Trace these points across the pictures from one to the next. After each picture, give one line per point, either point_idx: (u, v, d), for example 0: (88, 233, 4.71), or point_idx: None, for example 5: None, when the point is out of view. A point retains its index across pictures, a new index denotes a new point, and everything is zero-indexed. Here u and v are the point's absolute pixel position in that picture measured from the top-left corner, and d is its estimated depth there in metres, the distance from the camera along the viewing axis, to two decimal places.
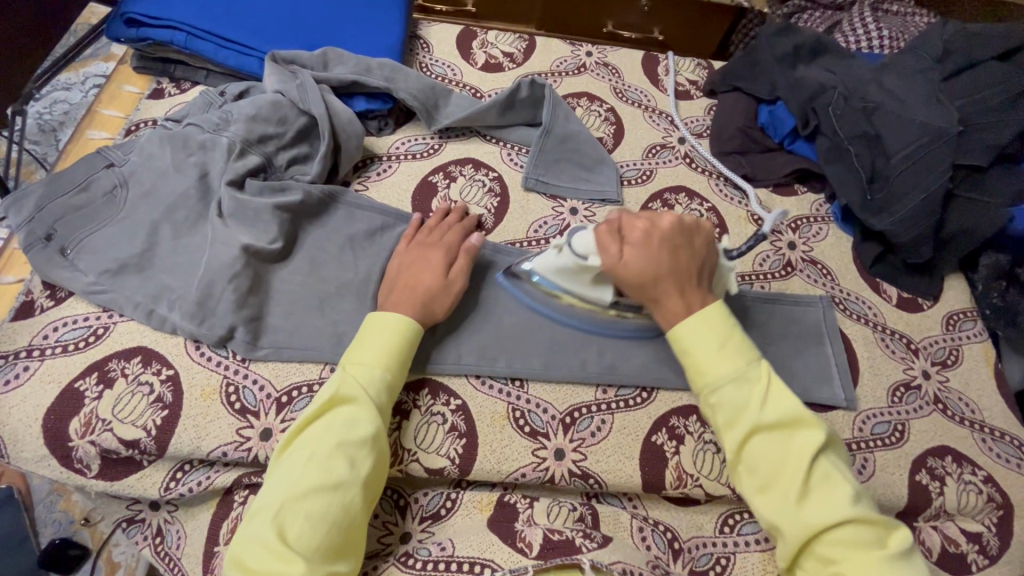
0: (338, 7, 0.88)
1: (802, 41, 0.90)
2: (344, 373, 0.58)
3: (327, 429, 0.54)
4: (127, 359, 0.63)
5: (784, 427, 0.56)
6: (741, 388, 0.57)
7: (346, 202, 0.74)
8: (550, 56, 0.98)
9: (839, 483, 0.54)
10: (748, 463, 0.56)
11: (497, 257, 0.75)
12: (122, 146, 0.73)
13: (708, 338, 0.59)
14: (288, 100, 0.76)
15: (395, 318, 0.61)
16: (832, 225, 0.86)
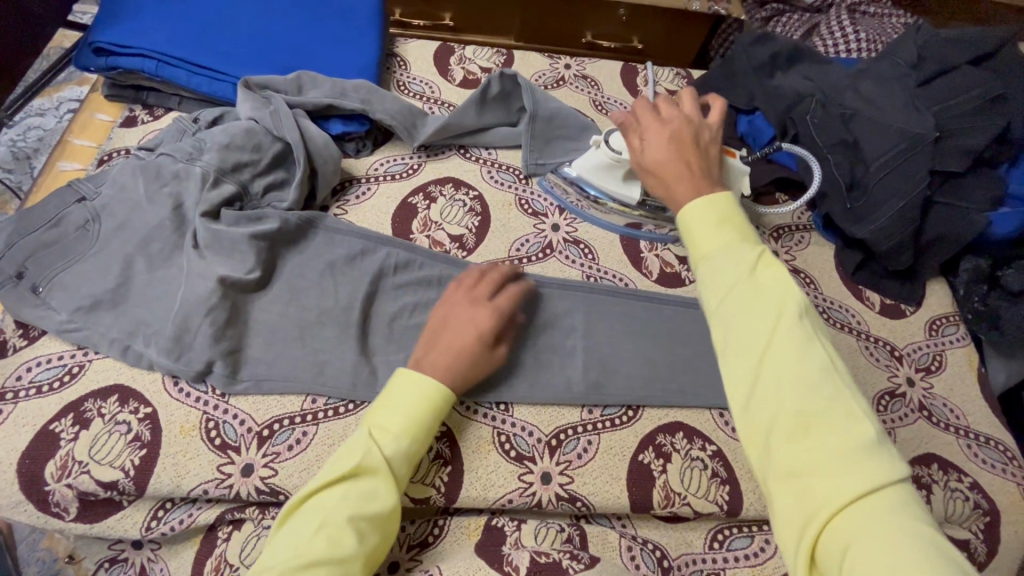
0: (312, 29, 0.87)
1: (779, 48, 0.90)
2: (370, 437, 0.56)
3: (344, 499, 0.52)
4: (103, 397, 0.62)
5: (764, 293, 0.48)
6: (733, 258, 0.50)
7: (324, 227, 0.74)
8: (529, 69, 0.98)
9: (814, 351, 0.45)
10: (727, 337, 0.48)
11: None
12: (94, 177, 0.72)
13: (709, 211, 0.54)
14: (262, 127, 0.75)
15: (431, 383, 0.59)
16: (813, 233, 0.86)
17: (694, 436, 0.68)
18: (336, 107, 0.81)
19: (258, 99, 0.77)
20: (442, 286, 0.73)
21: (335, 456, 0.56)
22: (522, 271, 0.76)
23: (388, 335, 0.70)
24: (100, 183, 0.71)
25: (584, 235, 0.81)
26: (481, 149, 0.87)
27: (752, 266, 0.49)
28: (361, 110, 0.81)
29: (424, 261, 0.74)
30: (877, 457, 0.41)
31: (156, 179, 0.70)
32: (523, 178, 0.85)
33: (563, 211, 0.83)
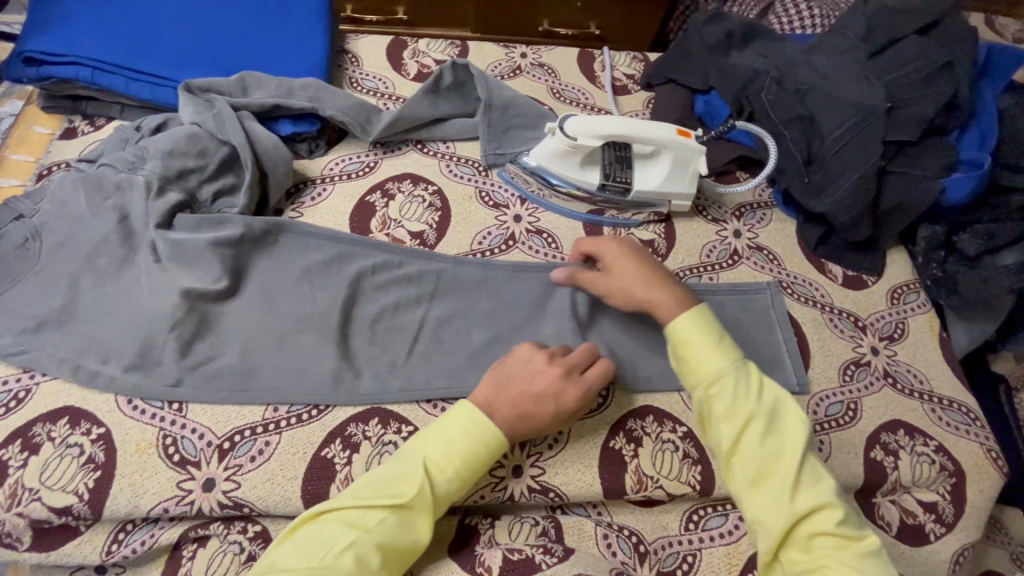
0: (257, 29, 0.85)
1: (732, 27, 0.90)
2: (426, 469, 0.56)
3: (382, 525, 0.52)
4: (53, 421, 0.60)
5: (776, 422, 0.58)
6: (740, 388, 0.59)
7: (293, 231, 0.71)
8: (484, 61, 0.96)
9: (822, 478, 0.56)
10: (742, 453, 0.57)
11: (459, 268, 0.73)
12: (30, 193, 0.69)
13: (705, 336, 0.62)
14: (206, 131, 0.72)
15: (492, 433, 0.58)
16: (775, 210, 0.86)
17: (664, 419, 0.68)
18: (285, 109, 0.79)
19: (203, 103, 0.75)
20: (422, 281, 0.72)
21: (386, 477, 0.56)
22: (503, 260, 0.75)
23: (372, 337, 0.68)
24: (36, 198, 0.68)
25: (547, 224, 0.80)
26: (438, 143, 0.85)
27: (757, 392, 0.58)
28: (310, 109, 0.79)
29: (404, 259, 0.73)
30: (875, 555, 0.52)
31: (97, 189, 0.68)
32: (483, 170, 0.83)
33: (524, 201, 0.82)
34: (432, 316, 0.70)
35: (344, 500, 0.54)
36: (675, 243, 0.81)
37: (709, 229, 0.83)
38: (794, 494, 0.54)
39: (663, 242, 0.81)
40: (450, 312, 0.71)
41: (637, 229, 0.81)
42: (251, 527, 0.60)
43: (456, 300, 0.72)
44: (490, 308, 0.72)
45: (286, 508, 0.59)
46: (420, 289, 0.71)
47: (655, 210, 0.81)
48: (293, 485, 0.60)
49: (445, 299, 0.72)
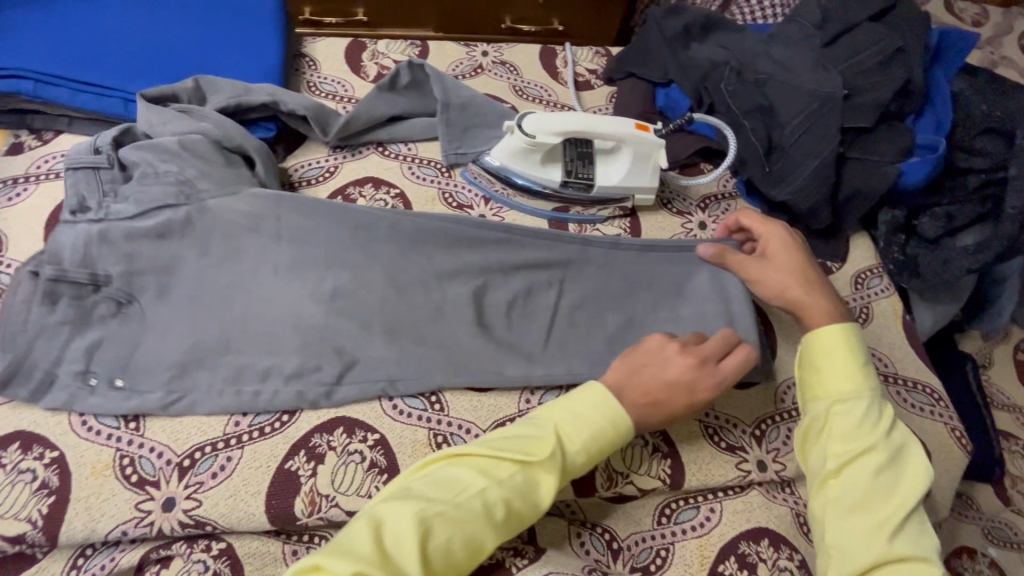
0: (208, 36, 0.83)
1: (691, 19, 0.90)
2: (558, 435, 0.55)
3: (512, 481, 0.52)
4: (4, 446, 0.58)
5: (897, 461, 0.56)
6: (871, 415, 0.58)
7: (386, 216, 0.69)
8: (445, 60, 0.95)
9: (926, 533, 0.53)
10: (847, 478, 0.56)
11: (587, 252, 0.72)
12: (77, 254, 0.63)
13: (844, 357, 0.61)
14: (212, 138, 0.70)
15: (622, 417, 0.56)
16: (739, 200, 0.86)
17: None
18: (247, 109, 0.78)
19: (177, 112, 0.72)
20: (549, 267, 0.72)
21: (523, 433, 0.55)
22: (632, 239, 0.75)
23: (508, 320, 0.70)
24: (100, 258, 0.63)
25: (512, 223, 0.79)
26: (398, 145, 0.84)
27: (886, 427, 0.57)
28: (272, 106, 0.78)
29: (520, 242, 0.71)
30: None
31: (182, 229, 0.66)
32: (445, 171, 0.83)
33: (488, 201, 0.81)
34: (565, 299, 0.71)
35: (483, 446, 0.54)
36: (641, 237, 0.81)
37: (675, 222, 0.83)
38: (888, 533, 0.52)
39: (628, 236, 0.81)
40: (579, 295, 0.72)
41: (602, 225, 0.81)
42: (215, 544, 0.58)
43: (587, 283, 0.72)
44: (614, 288, 0.72)
45: (249, 523, 0.58)
46: (547, 277, 0.71)
47: (619, 204, 0.81)
48: (256, 499, 0.59)
49: (575, 283, 0.72)
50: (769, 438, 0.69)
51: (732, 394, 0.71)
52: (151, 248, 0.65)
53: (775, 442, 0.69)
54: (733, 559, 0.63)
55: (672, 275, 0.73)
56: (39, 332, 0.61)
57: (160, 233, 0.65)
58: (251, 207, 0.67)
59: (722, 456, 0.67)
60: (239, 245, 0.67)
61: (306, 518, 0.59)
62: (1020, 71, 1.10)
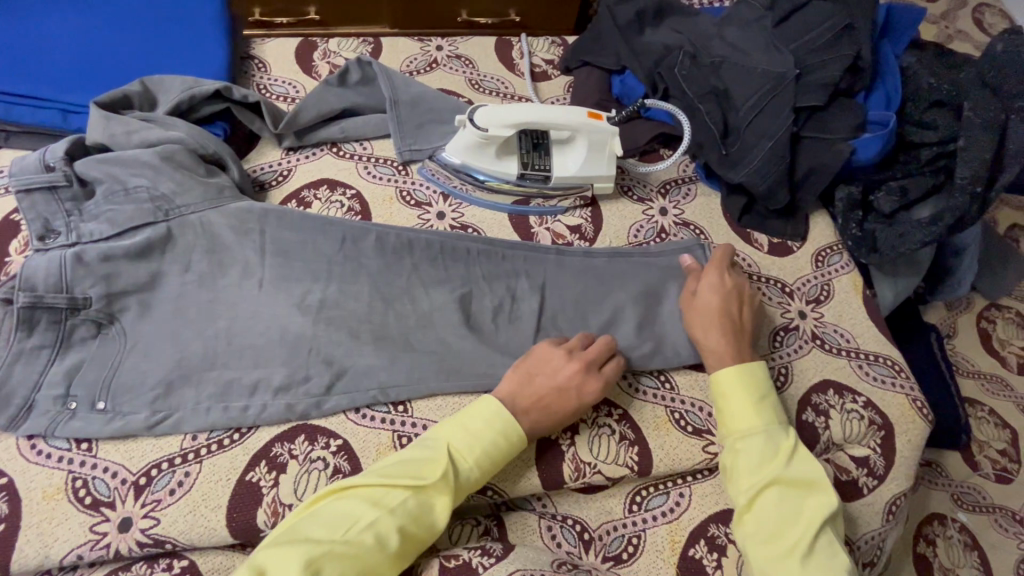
0: (150, 40, 0.81)
1: (644, 5, 0.89)
2: (450, 456, 0.57)
3: (404, 508, 0.53)
4: None
5: (804, 485, 0.58)
6: (768, 446, 0.60)
7: (376, 230, 0.71)
8: (398, 57, 0.94)
9: (838, 553, 0.55)
10: (760, 509, 0.58)
11: (562, 258, 0.75)
12: (51, 278, 0.60)
13: (744, 395, 0.63)
14: (185, 148, 0.69)
15: (513, 427, 0.59)
16: (699, 184, 0.86)
17: (600, 404, 0.68)
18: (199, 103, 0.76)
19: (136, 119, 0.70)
20: (531, 274, 0.73)
21: (411, 459, 0.56)
22: (602, 248, 0.78)
23: (496, 322, 0.70)
24: (75, 279, 0.61)
25: (472, 219, 0.79)
26: (352, 144, 0.83)
27: (788, 456, 0.59)
28: (225, 97, 0.77)
29: (500, 249, 0.74)
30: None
31: (163, 245, 0.65)
32: (401, 169, 0.82)
33: (446, 197, 0.80)
34: (548, 305, 0.72)
35: (373, 478, 0.54)
36: (602, 227, 0.81)
37: (636, 209, 0.83)
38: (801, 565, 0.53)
39: (590, 226, 0.80)
40: (564, 296, 0.73)
41: (563, 216, 0.81)
42: (177, 562, 0.57)
43: (568, 285, 0.73)
44: (599, 283, 0.74)
45: (210, 539, 0.57)
46: (529, 283, 0.72)
47: (580, 194, 0.80)
48: (217, 513, 0.57)
49: (558, 285, 0.73)
50: None
51: (698, 378, 0.71)
52: (131, 267, 0.63)
53: None
54: (703, 541, 0.63)
55: (653, 273, 0.75)
56: (17, 360, 0.58)
57: (142, 252, 0.64)
58: (234, 223, 0.68)
59: (690, 440, 0.67)
60: (224, 261, 0.67)
61: (269, 529, 0.58)
62: (975, 44, 1.12)
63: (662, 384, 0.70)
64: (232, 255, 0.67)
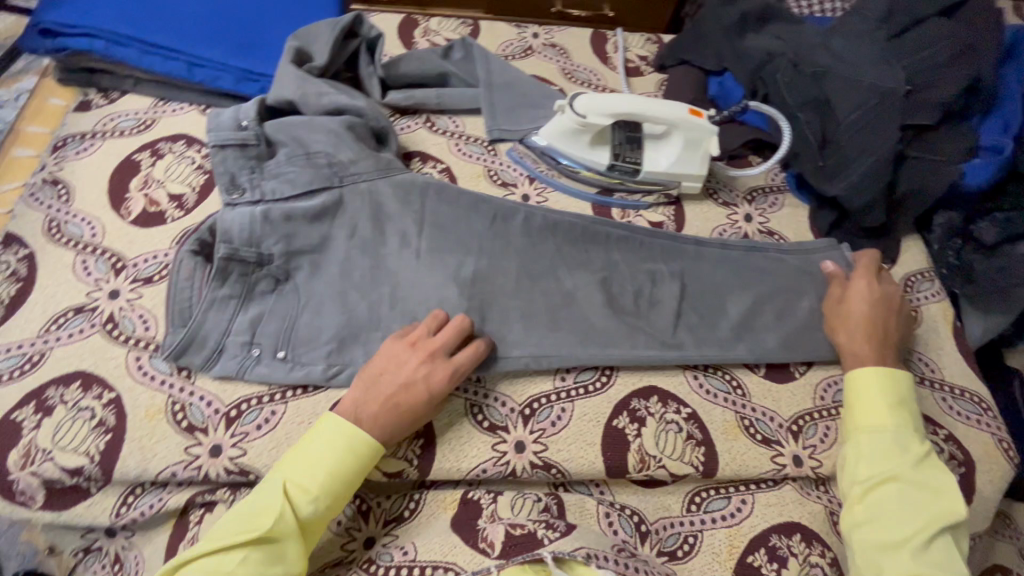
0: (269, 5, 0.85)
1: (749, 8, 0.88)
2: (287, 495, 0.54)
3: (245, 564, 0.51)
4: (66, 385, 0.61)
5: (926, 490, 0.58)
6: (898, 445, 0.60)
7: (525, 209, 0.74)
8: (496, 41, 0.95)
9: (954, 559, 0.55)
10: (872, 502, 0.59)
11: (701, 249, 0.77)
12: (243, 231, 0.65)
13: (882, 392, 0.63)
14: (364, 121, 0.74)
15: (359, 445, 0.57)
16: (787, 194, 0.85)
17: (668, 400, 0.68)
18: (342, 45, 0.79)
19: (323, 84, 0.74)
20: (669, 260, 0.75)
21: (244, 513, 0.53)
22: (737, 239, 0.79)
23: (637, 306, 0.72)
24: (263, 237, 0.66)
25: (555, 204, 0.79)
26: (445, 119, 0.85)
27: (917, 457, 0.60)
28: (358, 34, 0.80)
29: (643, 238, 0.76)
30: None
31: (335, 210, 0.70)
32: (490, 148, 0.83)
33: (533, 180, 0.81)
34: (686, 292, 0.74)
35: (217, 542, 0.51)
36: (684, 226, 0.80)
37: (720, 213, 0.82)
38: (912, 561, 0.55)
39: (672, 224, 0.80)
40: (699, 287, 0.74)
41: (645, 212, 0.80)
42: None
43: (705, 277, 0.75)
44: (740, 283, 0.75)
45: None
46: (670, 268, 0.75)
47: (665, 191, 0.80)
48: None
49: (696, 278, 0.75)
50: (807, 434, 0.68)
51: (770, 388, 0.70)
52: (309, 228, 0.68)
53: (813, 438, 0.68)
54: (763, 550, 0.62)
55: (791, 282, 0.76)
56: (208, 308, 0.63)
57: (315, 215, 0.69)
58: (396, 196, 0.72)
59: (758, 449, 0.67)
60: (385, 230, 0.71)
61: None
62: None
63: (734, 389, 0.70)
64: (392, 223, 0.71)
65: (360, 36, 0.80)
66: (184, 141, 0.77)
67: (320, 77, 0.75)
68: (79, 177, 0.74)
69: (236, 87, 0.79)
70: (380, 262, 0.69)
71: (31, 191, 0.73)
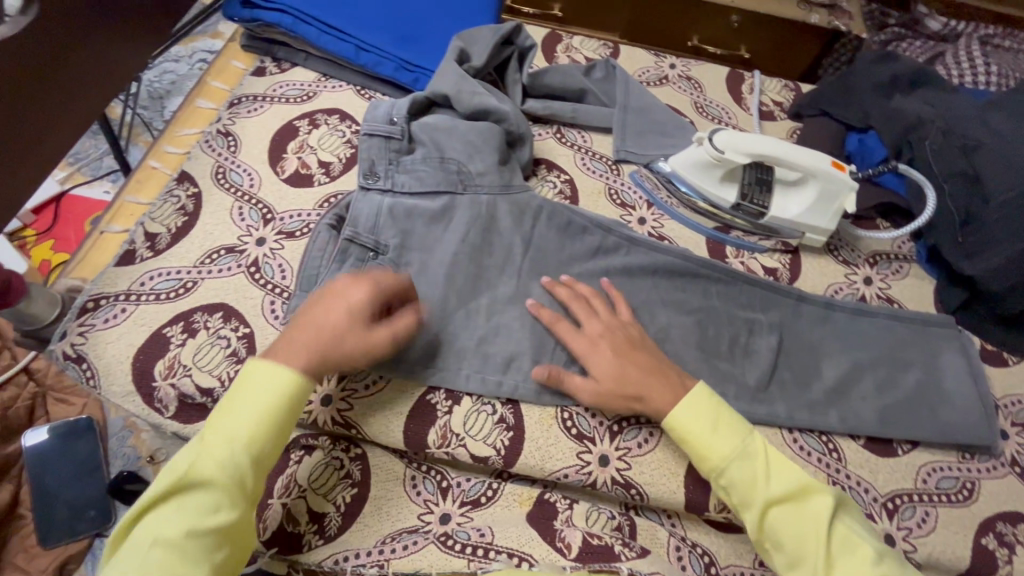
0: (434, 4, 0.91)
1: (900, 71, 0.87)
2: (213, 439, 0.51)
3: (181, 516, 0.47)
4: (211, 312, 0.68)
5: (797, 499, 0.56)
6: (745, 469, 0.58)
7: (630, 241, 0.76)
8: (634, 65, 0.98)
9: (859, 546, 0.54)
10: (772, 539, 0.56)
11: (801, 305, 0.75)
12: (369, 221, 0.70)
13: (702, 417, 0.61)
14: (506, 124, 0.78)
15: (285, 374, 0.54)
16: (915, 265, 0.82)
17: None
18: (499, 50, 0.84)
19: (477, 85, 0.79)
20: (768, 311, 0.74)
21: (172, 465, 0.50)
22: (845, 300, 0.77)
23: (732, 354, 0.71)
24: (383, 228, 0.71)
25: (670, 232, 0.80)
26: (575, 133, 0.88)
27: (764, 470, 0.58)
28: (514, 43, 0.85)
29: (743, 285, 0.75)
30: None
31: (452, 212, 0.73)
32: (614, 167, 0.85)
33: (651, 205, 0.82)
34: (784, 347, 0.72)
35: (145, 520, 0.48)
36: (799, 276, 0.79)
37: (838, 270, 0.80)
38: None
39: (786, 272, 0.79)
40: (798, 344, 0.73)
41: (760, 255, 0.80)
42: (353, 448, 0.66)
43: (807, 335, 0.74)
44: (843, 348, 0.74)
45: (387, 437, 0.64)
46: (769, 320, 0.73)
47: (785, 239, 0.79)
48: (397, 419, 0.64)
49: (794, 334, 0.74)
50: (903, 515, 0.65)
51: (869, 459, 0.68)
52: (426, 229, 0.72)
53: (909, 521, 0.65)
54: None
55: (897, 357, 0.74)
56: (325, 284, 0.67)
57: (436, 215, 0.73)
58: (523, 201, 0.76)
59: None
60: (494, 241, 0.73)
61: (435, 448, 0.64)
62: None
63: (830, 451, 0.68)
64: (516, 225, 0.75)
65: (516, 45, 0.85)
66: (339, 116, 0.85)
67: (473, 76, 0.80)
68: (246, 132, 0.82)
69: (393, 74, 0.86)
70: (497, 255, 0.73)
71: (206, 139, 0.81)
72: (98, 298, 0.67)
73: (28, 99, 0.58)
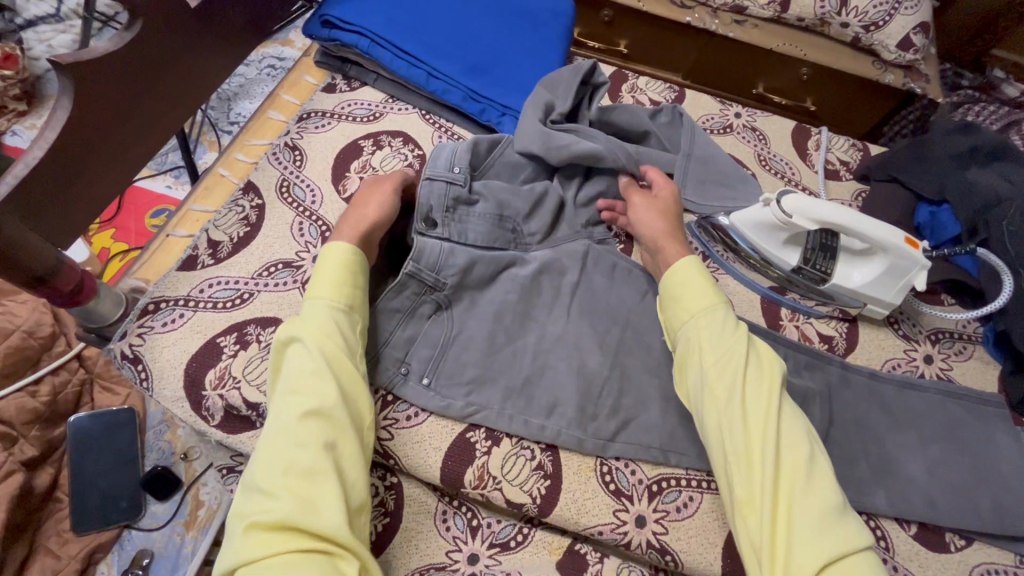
0: (506, 36, 0.92)
1: (979, 142, 0.84)
2: (300, 313, 0.59)
3: (291, 370, 0.55)
4: (265, 326, 0.69)
5: (759, 362, 0.59)
6: (726, 324, 0.61)
7: None
8: (699, 111, 0.97)
9: (797, 420, 0.56)
10: (722, 387, 0.57)
11: (850, 375, 0.73)
12: (434, 256, 0.68)
13: (698, 280, 0.64)
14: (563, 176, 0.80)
15: (340, 249, 0.62)
16: (979, 347, 0.79)
17: None
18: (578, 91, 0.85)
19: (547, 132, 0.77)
20: (818, 378, 0.71)
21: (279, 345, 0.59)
22: (901, 375, 0.74)
23: None
24: (444, 264, 0.68)
25: (725, 288, 0.79)
26: None
27: (740, 331, 0.60)
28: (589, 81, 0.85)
29: (796, 352, 0.73)
30: (850, 522, 0.50)
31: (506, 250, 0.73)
32: None
33: (706, 258, 0.81)
34: (837, 419, 0.69)
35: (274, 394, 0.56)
36: (856, 347, 0.76)
37: (897, 344, 0.77)
38: (767, 438, 0.53)
39: (843, 342, 0.77)
40: (852, 420, 0.70)
41: (816, 320, 0.78)
42: (388, 477, 0.66)
43: (860, 409, 0.71)
44: (897, 429, 0.70)
45: (423, 472, 0.64)
46: (821, 387, 0.70)
47: (846, 309, 0.77)
48: (436, 454, 0.64)
49: (846, 408, 0.70)
50: None
51: (920, 552, 0.65)
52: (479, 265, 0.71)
53: None
54: None
55: (954, 442, 0.71)
56: (377, 313, 0.67)
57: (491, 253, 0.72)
58: (570, 248, 0.76)
59: None
60: (544, 282, 0.73)
61: (470, 488, 0.63)
62: None
63: (878, 539, 0.64)
64: (571, 268, 0.74)
65: (589, 83, 0.85)
66: (402, 139, 0.86)
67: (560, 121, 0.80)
68: (313, 147, 0.84)
69: (460, 103, 0.87)
70: (549, 296, 0.72)
71: (273, 151, 0.83)
72: (158, 301, 0.69)
73: (113, 104, 0.61)
